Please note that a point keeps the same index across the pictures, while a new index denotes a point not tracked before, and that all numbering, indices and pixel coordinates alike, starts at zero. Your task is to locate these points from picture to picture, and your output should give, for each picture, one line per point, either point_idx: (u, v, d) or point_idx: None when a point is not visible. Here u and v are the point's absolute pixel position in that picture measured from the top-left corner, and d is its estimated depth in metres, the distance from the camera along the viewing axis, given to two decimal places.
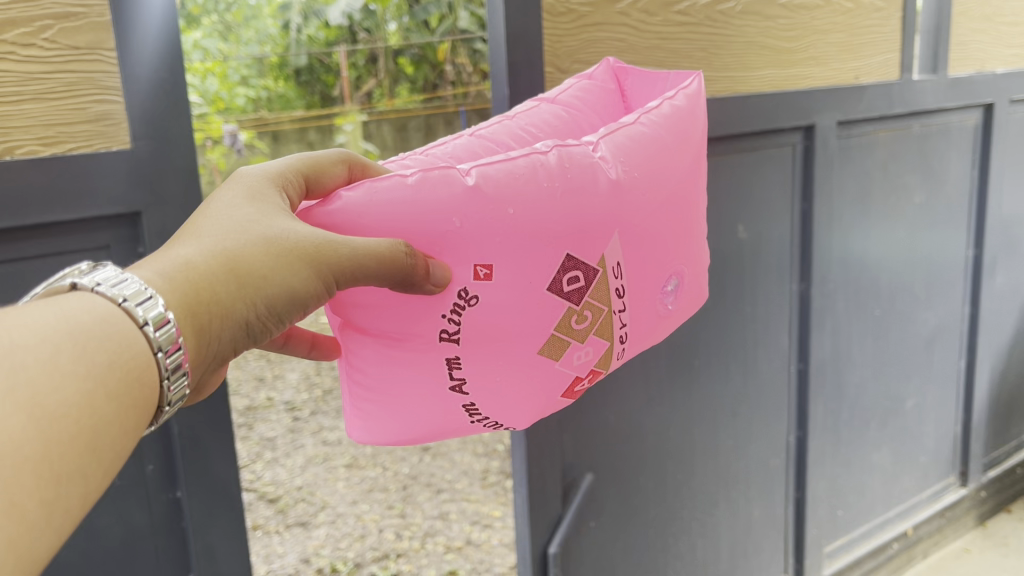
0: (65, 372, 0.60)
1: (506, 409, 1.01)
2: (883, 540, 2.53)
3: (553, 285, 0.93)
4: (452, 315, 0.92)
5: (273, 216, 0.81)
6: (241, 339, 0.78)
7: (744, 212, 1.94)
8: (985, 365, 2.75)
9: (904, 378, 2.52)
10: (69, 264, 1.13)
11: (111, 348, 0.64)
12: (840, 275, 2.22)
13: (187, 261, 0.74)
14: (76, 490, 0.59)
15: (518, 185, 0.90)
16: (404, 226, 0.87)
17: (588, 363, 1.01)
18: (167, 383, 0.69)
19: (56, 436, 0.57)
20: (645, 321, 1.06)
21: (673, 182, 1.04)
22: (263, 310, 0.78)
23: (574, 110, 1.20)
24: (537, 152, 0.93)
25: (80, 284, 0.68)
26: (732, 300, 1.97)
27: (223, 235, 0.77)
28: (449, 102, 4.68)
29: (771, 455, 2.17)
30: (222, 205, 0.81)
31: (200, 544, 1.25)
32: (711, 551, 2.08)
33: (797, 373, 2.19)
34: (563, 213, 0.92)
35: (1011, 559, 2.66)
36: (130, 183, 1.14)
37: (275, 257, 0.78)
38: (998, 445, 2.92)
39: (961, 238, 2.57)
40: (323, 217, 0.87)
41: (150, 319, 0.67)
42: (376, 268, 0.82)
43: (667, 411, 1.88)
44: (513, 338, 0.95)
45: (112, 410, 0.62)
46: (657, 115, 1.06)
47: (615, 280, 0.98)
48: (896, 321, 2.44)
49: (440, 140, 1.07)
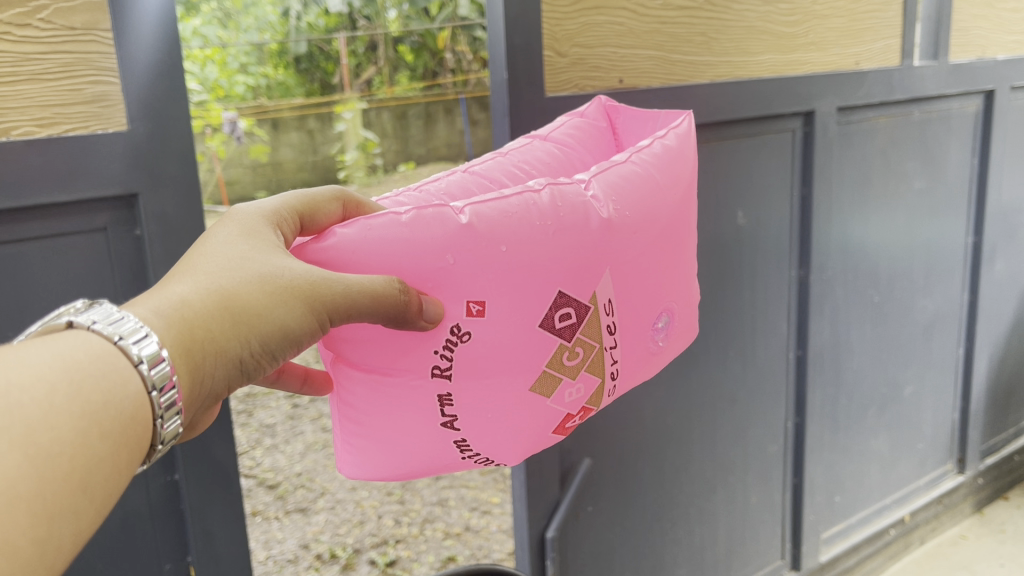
0: (61, 412, 0.58)
1: (498, 446, 1.00)
2: (880, 526, 2.54)
3: (544, 321, 0.94)
4: (444, 351, 0.92)
5: (268, 253, 0.79)
6: (235, 376, 0.75)
7: (743, 199, 1.94)
8: (984, 351, 2.76)
9: (904, 365, 2.52)
10: (64, 246, 1.13)
11: (106, 386, 0.62)
12: (840, 262, 2.22)
13: (182, 298, 0.72)
14: (71, 530, 0.58)
15: (511, 224, 0.90)
16: (396, 263, 0.87)
17: (579, 399, 1.01)
18: (160, 425, 0.67)
19: (50, 477, 0.56)
20: (636, 358, 1.06)
21: (664, 220, 1.04)
22: (257, 347, 0.76)
23: (567, 147, 1.20)
24: (529, 191, 0.93)
25: (76, 323, 0.65)
26: (733, 286, 1.97)
27: (219, 272, 0.76)
28: (449, 89, 5.04)
29: (769, 441, 2.18)
30: (215, 243, 0.79)
31: (199, 527, 1.25)
32: (708, 536, 2.09)
33: (796, 359, 2.19)
34: (555, 252, 0.92)
35: (1008, 546, 2.67)
36: (129, 164, 1.14)
37: (270, 295, 0.76)
38: (996, 432, 2.93)
39: (960, 225, 2.57)
40: (316, 252, 0.86)
41: (145, 357, 0.65)
42: (369, 306, 0.81)
43: (666, 395, 1.88)
44: (505, 374, 0.94)
45: (106, 449, 0.61)
46: (647, 155, 1.07)
47: (605, 317, 0.98)
48: (896, 308, 2.44)
49: (434, 176, 1.05)
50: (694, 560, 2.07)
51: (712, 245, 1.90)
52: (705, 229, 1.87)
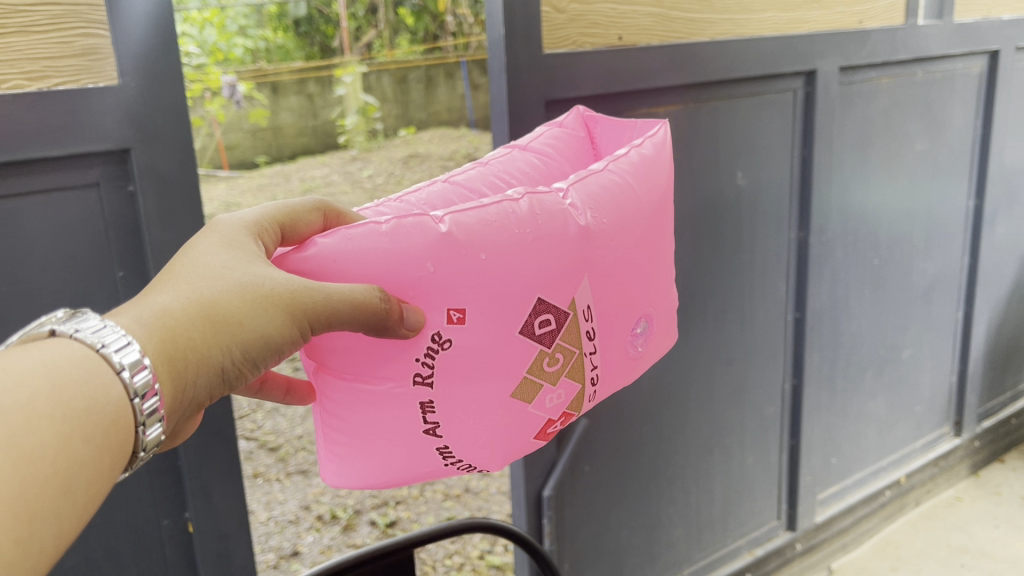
0: (41, 417, 0.53)
1: (480, 453, 0.95)
2: (876, 488, 2.56)
3: (525, 327, 0.90)
4: (425, 359, 0.88)
5: (251, 262, 0.75)
6: (217, 386, 0.70)
7: (743, 160, 1.92)
8: (983, 314, 2.76)
9: (902, 328, 2.52)
10: (59, 201, 1.12)
11: (90, 392, 0.57)
12: (839, 226, 2.21)
13: (163, 307, 0.67)
14: (54, 533, 0.53)
15: (490, 233, 0.87)
16: (375, 273, 0.84)
17: (561, 406, 0.97)
18: (143, 431, 0.61)
19: (31, 481, 0.52)
20: (615, 363, 1.02)
21: (643, 226, 1.01)
22: (239, 356, 0.71)
23: (547, 157, 1.15)
24: (508, 199, 0.90)
25: (58, 330, 0.60)
26: (731, 247, 1.96)
27: (199, 279, 0.71)
28: (450, 53, 5.07)
29: (766, 403, 2.19)
30: (195, 253, 0.74)
31: (195, 482, 1.26)
32: (704, 497, 2.10)
33: (794, 322, 2.19)
34: (535, 259, 0.89)
35: (1003, 508, 2.71)
36: (122, 120, 1.13)
37: (252, 304, 0.72)
38: (994, 396, 2.94)
39: (962, 188, 2.55)
40: (298, 263, 0.83)
41: (127, 364, 0.60)
42: (352, 315, 0.77)
43: (663, 357, 1.89)
44: (485, 380, 0.90)
45: (91, 454, 0.56)
46: (625, 163, 1.04)
47: (585, 322, 0.95)
48: (895, 270, 2.43)
49: (414, 186, 1.01)
50: (689, 521, 2.09)
51: (711, 207, 1.89)
52: (704, 189, 1.86)
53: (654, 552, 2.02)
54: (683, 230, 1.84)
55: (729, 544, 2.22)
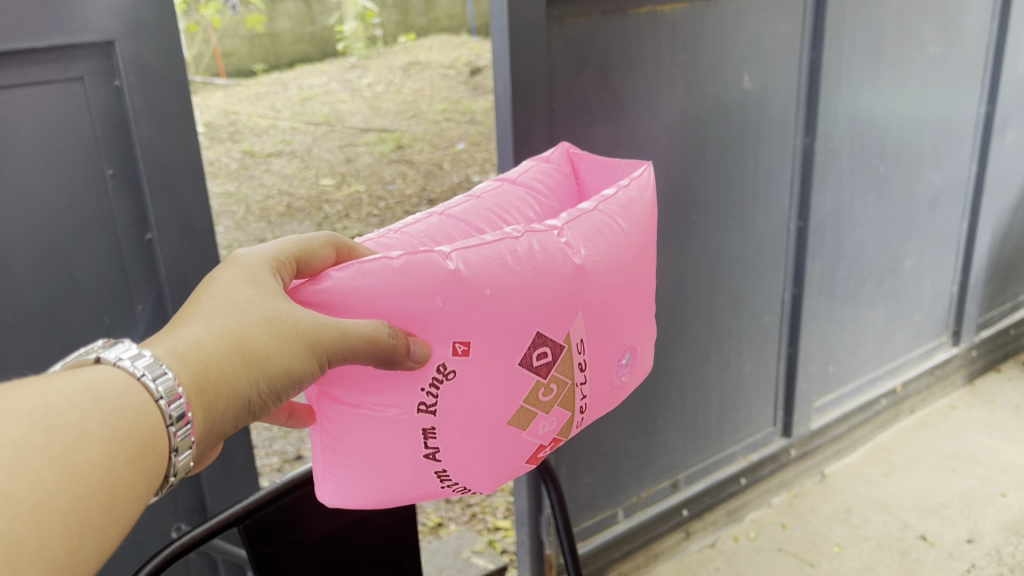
0: (93, 436, 0.53)
1: (474, 478, 0.92)
2: (871, 396, 2.58)
3: (523, 360, 0.89)
4: (430, 388, 0.86)
5: (274, 296, 0.73)
6: (242, 419, 0.67)
7: (750, 63, 1.87)
8: (987, 226, 2.73)
9: (905, 238, 2.50)
10: (42, 98, 1.09)
11: (133, 416, 0.56)
12: (846, 132, 2.17)
13: (196, 340, 0.65)
14: (96, 548, 0.53)
15: (492, 270, 0.85)
16: (383, 309, 0.82)
17: (551, 433, 0.95)
18: (174, 457, 0.59)
19: (80, 496, 0.51)
20: (603, 394, 1.00)
21: (636, 264, 1.00)
22: (265, 389, 0.68)
23: (537, 195, 1.10)
24: (509, 236, 0.89)
25: (103, 356, 0.58)
26: (734, 152, 1.92)
27: (227, 313, 0.69)
28: None
29: (766, 311, 2.19)
30: (218, 286, 0.71)
31: None
32: (701, 402, 2.13)
33: (796, 230, 2.17)
34: (535, 295, 0.87)
35: (996, 417, 2.75)
36: (109, 11, 1.10)
37: (278, 339, 0.70)
38: (994, 307, 2.94)
39: (974, 94, 2.49)
40: (311, 295, 0.80)
41: (164, 391, 0.58)
42: (362, 350, 0.77)
43: (662, 265, 1.88)
44: (484, 410, 0.88)
45: (134, 474, 0.55)
46: (619, 203, 1.01)
47: (579, 355, 0.94)
48: (901, 179, 2.39)
49: (410, 218, 0.99)
50: (686, 428, 2.12)
51: (715, 111, 1.84)
52: (709, 93, 1.81)
53: (651, 456, 2.06)
54: (686, 134, 1.81)
55: (725, 449, 2.25)
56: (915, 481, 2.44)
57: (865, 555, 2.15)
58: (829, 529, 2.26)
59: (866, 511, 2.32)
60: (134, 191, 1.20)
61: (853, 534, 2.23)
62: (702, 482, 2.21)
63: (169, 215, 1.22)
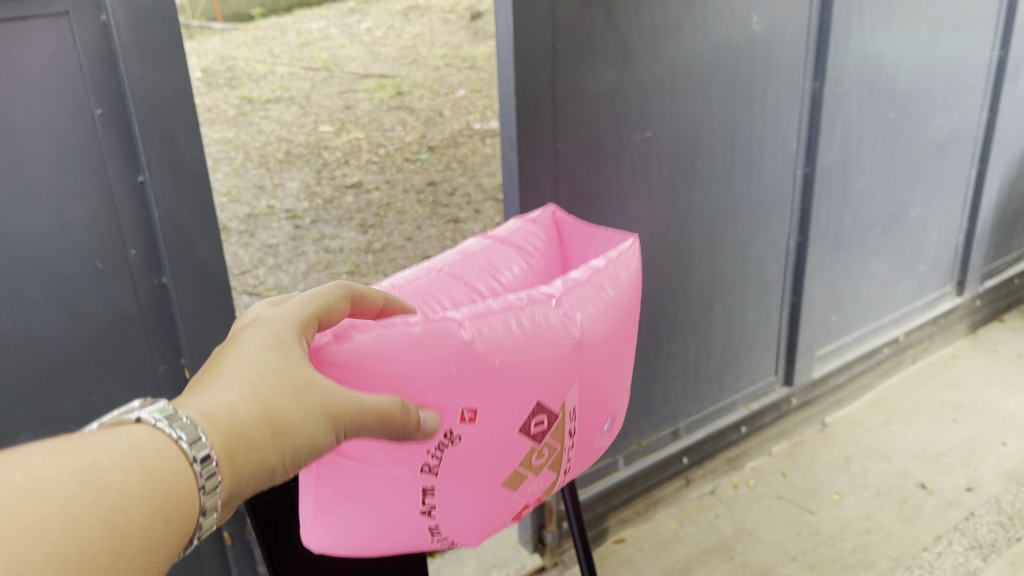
0: (135, 495, 0.51)
1: (462, 531, 0.90)
2: (874, 345, 2.57)
3: (522, 428, 0.86)
4: (435, 452, 0.83)
5: (302, 357, 0.69)
6: (263, 489, 0.64)
7: (759, 4, 1.81)
8: (995, 174, 2.69)
9: (912, 186, 2.46)
10: (26, 33, 1.05)
11: (172, 470, 0.54)
12: (856, 77, 2.11)
13: (227, 401, 0.61)
14: None
15: (500, 343, 0.83)
16: (397, 377, 0.79)
17: (537, 493, 0.93)
18: (202, 521, 0.56)
19: (114, 550, 0.49)
20: (584, 459, 0.98)
21: (627, 337, 0.96)
22: (289, 459, 0.64)
23: (531, 254, 1.06)
24: (513, 307, 0.85)
25: (140, 415, 0.56)
26: (741, 97, 1.87)
27: (258, 372, 0.65)
28: None
29: (770, 259, 2.16)
30: (245, 343, 0.68)
31: (189, 329, 1.28)
32: (703, 351, 2.11)
33: (803, 178, 2.13)
34: (539, 367, 0.85)
35: (998, 366, 2.74)
36: None
37: (308, 401, 0.66)
38: (999, 256, 2.92)
39: (987, 38, 2.43)
40: (333, 354, 0.77)
41: (201, 455, 0.56)
42: (385, 424, 0.73)
43: (667, 213, 1.85)
44: (480, 473, 0.86)
45: (167, 538, 0.53)
46: (615, 279, 0.95)
47: (570, 423, 0.91)
48: (910, 126, 2.35)
49: (401, 275, 0.97)
50: (687, 375, 2.11)
51: (723, 54, 1.79)
52: (717, 35, 1.76)
53: (652, 404, 2.06)
54: (693, 78, 1.76)
55: (726, 398, 2.25)
56: (915, 430, 2.44)
57: (864, 503, 2.15)
58: (828, 477, 2.27)
59: (866, 460, 2.32)
60: (125, 132, 1.16)
61: (852, 483, 2.23)
62: (703, 430, 2.21)
63: (161, 157, 1.18)
